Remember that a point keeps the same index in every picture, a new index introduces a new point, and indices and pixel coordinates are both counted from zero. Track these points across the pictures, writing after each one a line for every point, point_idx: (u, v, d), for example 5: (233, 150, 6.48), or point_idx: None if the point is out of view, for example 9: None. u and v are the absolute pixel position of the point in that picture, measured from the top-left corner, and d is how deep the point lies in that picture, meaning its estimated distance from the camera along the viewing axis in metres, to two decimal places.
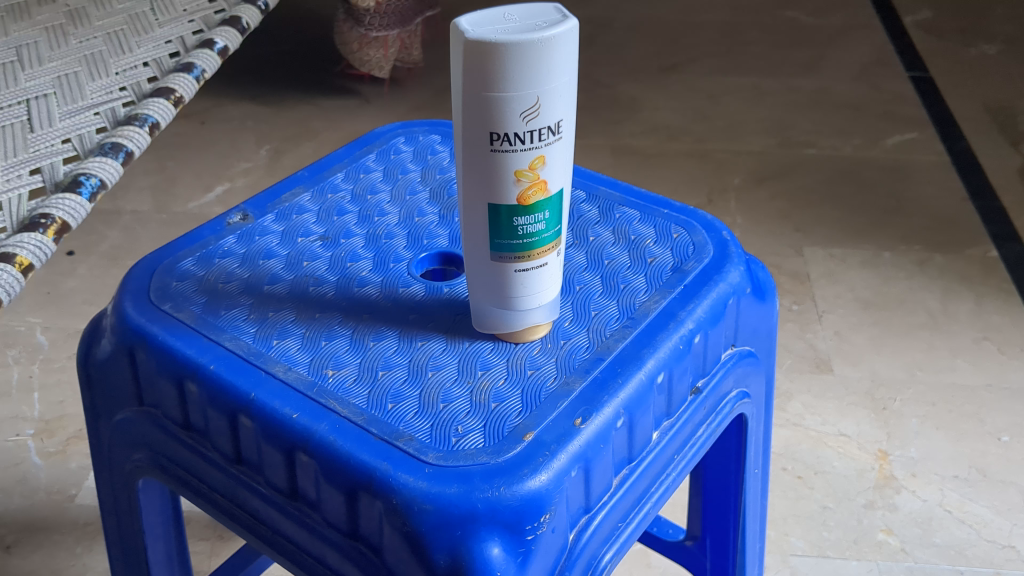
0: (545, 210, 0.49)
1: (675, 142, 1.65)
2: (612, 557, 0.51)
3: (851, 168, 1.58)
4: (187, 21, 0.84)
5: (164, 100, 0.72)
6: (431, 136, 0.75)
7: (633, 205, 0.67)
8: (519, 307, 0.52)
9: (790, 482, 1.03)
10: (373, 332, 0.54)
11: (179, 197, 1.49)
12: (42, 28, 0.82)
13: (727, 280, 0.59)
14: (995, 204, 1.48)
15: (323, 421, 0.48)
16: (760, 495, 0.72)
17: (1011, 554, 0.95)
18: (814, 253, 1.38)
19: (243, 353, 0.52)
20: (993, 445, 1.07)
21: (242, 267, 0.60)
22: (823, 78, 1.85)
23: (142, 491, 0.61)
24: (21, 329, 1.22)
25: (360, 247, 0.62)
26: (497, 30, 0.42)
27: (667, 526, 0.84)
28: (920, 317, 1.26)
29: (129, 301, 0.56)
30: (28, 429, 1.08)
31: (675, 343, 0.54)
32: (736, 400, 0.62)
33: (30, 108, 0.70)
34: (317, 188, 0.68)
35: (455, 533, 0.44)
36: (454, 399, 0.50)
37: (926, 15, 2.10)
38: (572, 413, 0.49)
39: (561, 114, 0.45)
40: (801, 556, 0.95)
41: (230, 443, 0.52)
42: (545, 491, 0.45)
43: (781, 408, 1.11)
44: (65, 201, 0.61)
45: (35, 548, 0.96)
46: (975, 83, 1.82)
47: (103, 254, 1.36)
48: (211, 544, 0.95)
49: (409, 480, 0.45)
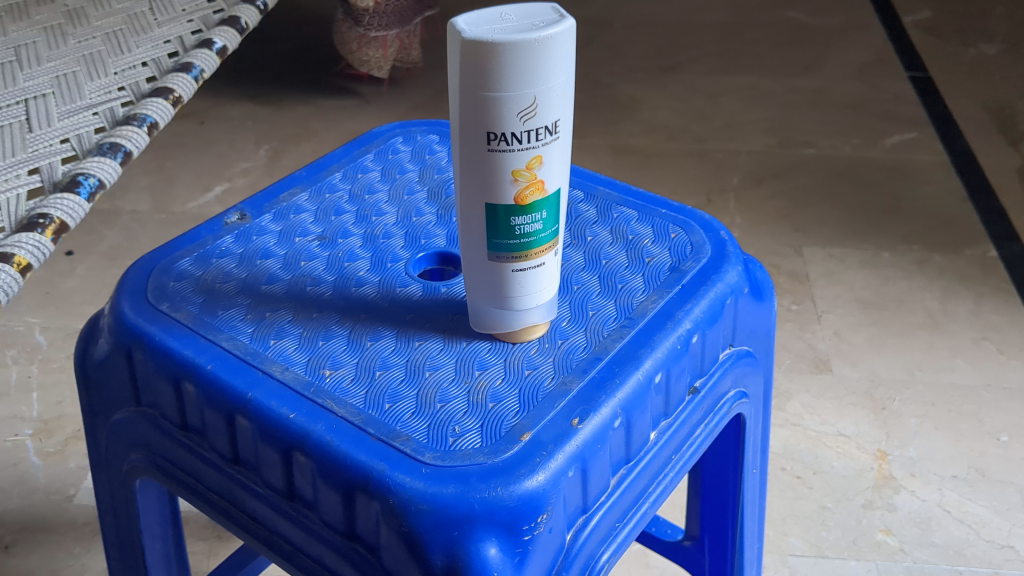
0: (542, 210, 0.48)
1: (674, 142, 1.65)
2: (610, 557, 0.51)
3: (850, 168, 1.58)
4: (186, 21, 0.84)
5: (163, 100, 0.72)
6: (429, 135, 0.75)
7: (630, 205, 0.67)
8: (517, 308, 0.52)
9: (789, 482, 1.03)
10: (370, 332, 0.54)
11: (179, 198, 1.50)
12: (41, 28, 0.82)
13: (725, 280, 0.59)
14: (994, 204, 1.48)
15: (320, 421, 0.48)
16: (758, 495, 0.72)
17: (1010, 554, 0.95)
18: (814, 253, 1.38)
19: (240, 353, 0.52)
20: (992, 445, 1.07)
21: (239, 266, 0.60)
22: (822, 78, 1.85)
23: (140, 492, 0.61)
24: (20, 329, 1.22)
25: (357, 247, 0.62)
26: (494, 30, 0.42)
27: (666, 526, 0.84)
28: (919, 316, 1.26)
29: (126, 301, 0.56)
30: (26, 430, 1.07)
31: (672, 343, 0.54)
32: (734, 400, 0.62)
33: (29, 108, 0.70)
34: (314, 188, 0.68)
35: (452, 534, 0.44)
36: (452, 399, 0.50)
37: (925, 15, 2.10)
38: (570, 413, 0.49)
39: (559, 114, 0.45)
40: (801, 556, 0.95)
41: (227, 443, 0.52)
42: (542, 491, 0.45)
43: (781, 408, 1.11)
44: (64, 200, 0.61)
45: (34, 548, 0.95)
46: (975, 83, 1.82)
47: (102, 254, 1.36)
48: (210, 545, 0.95)
49: (405, 481, 0.45)
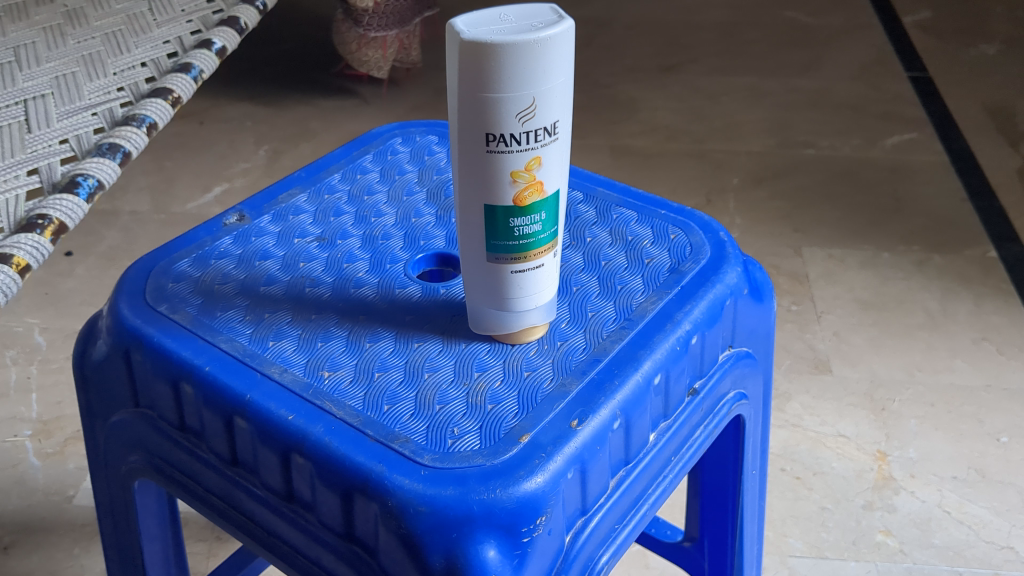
0: (541, 211, 0.48)
1: (674, 142, 1.65)
2: (608, 558, 0.51)
3: (850, 168, 1.58)
4: (185, 21, 0.84)
5: (162, 100, 0.72)
6: (429, 136, 0.75)
7: (630, 206, 0.67)
8: (515, 308, 0.52)
9: (789, 483, 1.03)
10: (369, 333, 0.54)
11: (178, 198, 1.50)
12: (41, 28, 0.82)
13: (724, 281, 0.59)
14: (994, 204, 1.48)
15: (318, 423, 0.48)
16: (758, 496, 0.72)
17: (1010, 555, 0.95)
18: (813, 253, 1.38)
19: (238, 354, 0.52)
20: (992, 445, 1.07)
21: (238, 267, 0.60)
22: (822, 78, 1.85)
23: (138, 493, 0.60)
24: (19, 329, 1.22)
25: (357, 247, 0.62)
26: (492, 31, 0.42)
27: (665, 528, 0.84)
28: (918, 317, 1.26)
29: (125, 302, 0.56)
30: (25, 430, 1.07)
31: (672, 345, 0.54)
32: (734, 401, 0.62)
33: (28, 108, 0.70)
34: (314, 188, 0.68)
35: (451, 536, 0.44)
36: (451, 400, 0.50)
37: (925, 15, 2.10)
38: (569, 414, 0.49)
39: (557, 115, 0.45)
40: (800, 556, 0.95)
41: (226, 444, 0.52)
42: (542, 493, 0.45)
43: (780, 408, 1.11)
44: (63, 201, 0.61)
45: (33, 549, 0.95)
46: (974, 83, 1.82)
47: (101, 255, 1.36)
48: (209, 545, 0.95)
49: (404, 482, 0.45)
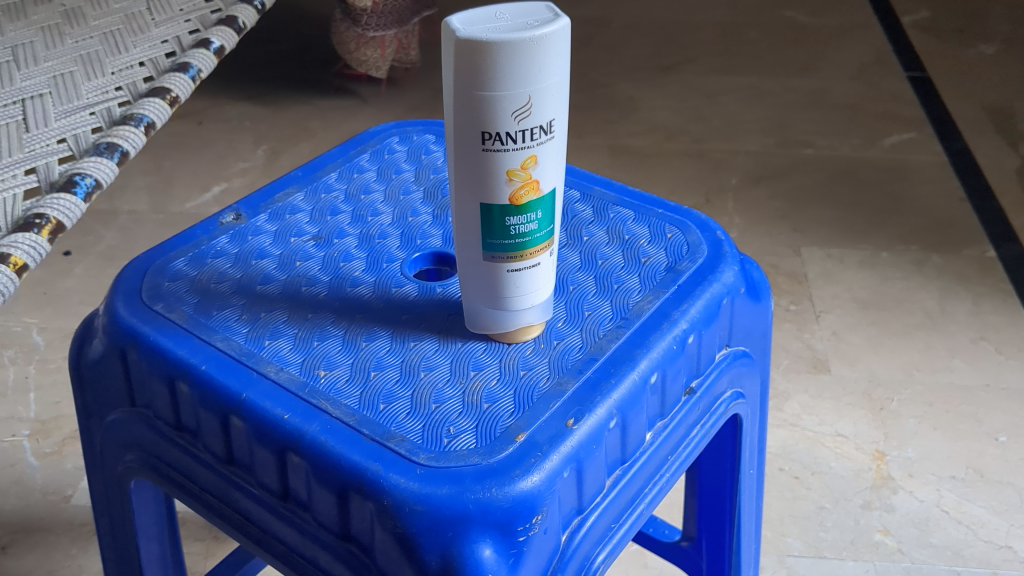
0: (537, 210, 0.48)
1: (673, 142, 1.65)
2: (605, 557, 0.51)
3: (849, 168, 1.58)
4: (183, 21, 0.84)
5: (160, 100, 0.72)
6: (425, 135, 0.75)
7: (627, 205, 0.66)
8: (511, 308, 0.52)
9: (786, 482, 1.03)
10: (365, 332, 0.54)
11: (177, 198, 1.49)
12: (38, 28, 0.81)
13: (721, 280, 0.59)
14: (993, 204, 1.48)
15: (314, 422, 0.48)
16: (755, 495, 0.71)
17: (1009, 554, 0.95)
18: (812, 253, 1.38)
19: (234, 353, 0.52)
20: (990, 446, 1.07)
21: (233, 267, 0.60)
22: (822, 78, 1.85)
23: (135, 492, 0.60)
24: (17, 329, 1.22)
25: (353, 247, 0.62)
26: (487, 29, 0.42)
27: (663, 527, 0.84)
28: (917, 317, 1.26)
29: (121, 302, 0.56)
30: (24, 429, 1.07)
31: (668, 344, 0.54)
32: (730, 400, 0.62)
33: (25, 108, 0.70)
34: (310, 187, 0.68)
35: (447, 535, 0.44)
36: (447, 399, 0.50)
37: (925, 15, 2.10)
38: (565, 413, 0.49)
39: (554, 113, 0.45)
40: (798, 556, 0.94)
41: (220, 443, 0.52)
42: (538, 492, 0.45)
43: (778, 408, 1.11)
44: (60, 201, 0.61)
45: (30, 549, 0.95)
46: (974, 83, 1.82)
47: (100, 254, 1.36)
48: (207, 545, 0.95)
49: (400, 482, 0.45)
